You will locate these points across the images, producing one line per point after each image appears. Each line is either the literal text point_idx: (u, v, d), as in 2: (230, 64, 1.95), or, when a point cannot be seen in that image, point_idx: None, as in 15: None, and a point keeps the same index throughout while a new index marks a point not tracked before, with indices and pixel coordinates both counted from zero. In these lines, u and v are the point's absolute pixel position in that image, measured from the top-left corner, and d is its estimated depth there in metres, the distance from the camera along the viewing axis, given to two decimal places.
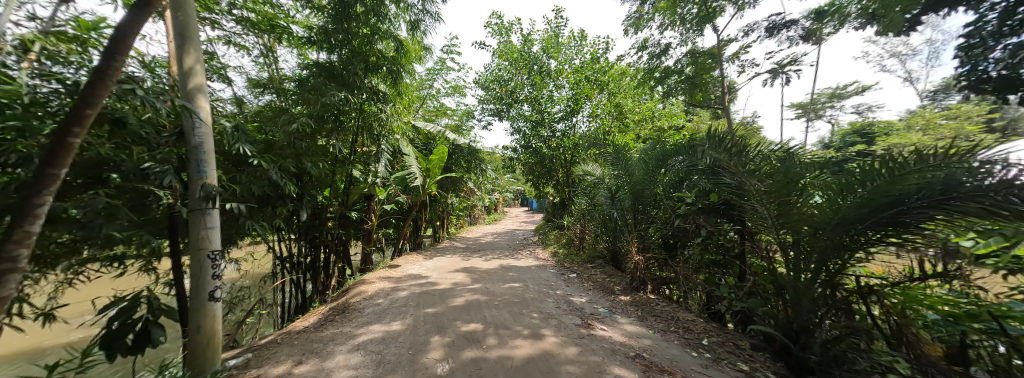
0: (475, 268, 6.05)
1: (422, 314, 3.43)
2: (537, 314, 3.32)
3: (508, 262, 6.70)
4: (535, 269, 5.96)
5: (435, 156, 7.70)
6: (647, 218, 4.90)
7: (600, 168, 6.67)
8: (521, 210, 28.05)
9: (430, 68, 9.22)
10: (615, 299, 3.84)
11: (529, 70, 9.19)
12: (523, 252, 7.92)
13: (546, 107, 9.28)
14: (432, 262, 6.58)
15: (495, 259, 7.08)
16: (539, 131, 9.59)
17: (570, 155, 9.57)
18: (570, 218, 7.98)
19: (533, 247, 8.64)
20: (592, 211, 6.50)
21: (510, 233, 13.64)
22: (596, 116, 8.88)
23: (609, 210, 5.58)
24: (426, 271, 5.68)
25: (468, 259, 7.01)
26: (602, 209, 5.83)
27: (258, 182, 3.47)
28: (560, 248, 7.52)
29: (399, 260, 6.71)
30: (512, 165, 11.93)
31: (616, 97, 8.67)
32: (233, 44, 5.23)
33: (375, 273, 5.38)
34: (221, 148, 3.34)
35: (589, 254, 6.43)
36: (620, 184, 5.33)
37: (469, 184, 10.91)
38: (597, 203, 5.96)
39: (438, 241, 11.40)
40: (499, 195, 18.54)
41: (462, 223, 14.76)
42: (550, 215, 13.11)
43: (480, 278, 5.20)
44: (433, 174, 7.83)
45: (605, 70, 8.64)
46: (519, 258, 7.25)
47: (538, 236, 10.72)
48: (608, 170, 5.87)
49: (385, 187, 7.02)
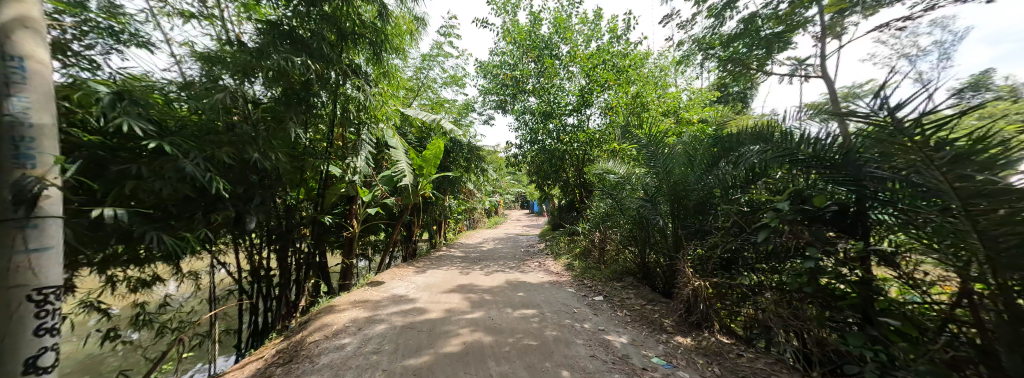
0: (476, 286, 5.03)
1: (399, 370, 2.39)
2: (568, 373, 2.31)
3: (514, 277, 5.67)
4: (549, 287, 4.94)
5: (429, 152, 6.66)
6: (693, 228, 3.88)
7: (624, 167, 5.67)
8: (522, 213, 27.03)
9: (426, 54, 8.20)
10: (669, 341, 2.83)
11: (537, 55, 8.15)
12: (530, 263, 6.90)
13: (555, 98, 8.25)
14: (423, 277, 5.54)
15: (499, 273, 6.05)
16: (547, 126, 8.57)
17: (582, 152, 8.52)
18: (585, 224, 6.97)
19: (541, 256, 7.61)
20: (614, 217, 5.48)
21: (513, 238, 12.61)
22: (612, 108, 7.85)
23: (641, 216, 4.56)
24: (414, 291, 4.64)
25: (467, 273, 5.97)
26: (631, 214, 4.81)
27: (165, 177, 2.47)
28: (574, 259, 6.49)
29: (385, 274, 5.69)
30: (516, 165, 10.89)
31: (635, 86, 7.66)
32: (179, 11, 4.20)
33: (349, 295, 4.33)
34: (108, 130, 2.30)
35: (612, 268, 5.39)
36: (657, 184, 4.30)
37: (469, 185, 9.90)
38: (624, 207, 4.94)
39: (435, 247, 10.36)
40: (500, 197, 17.55)
41: (461, 227, 13.76)
42: (557, 219, 12.08)
43: (482, 301, 4.17)
44: (426, 173, 6.79)
45: (624, 55, 7.60)
46: (527, 270, 6.24)
47: (544, 244, 9.64)
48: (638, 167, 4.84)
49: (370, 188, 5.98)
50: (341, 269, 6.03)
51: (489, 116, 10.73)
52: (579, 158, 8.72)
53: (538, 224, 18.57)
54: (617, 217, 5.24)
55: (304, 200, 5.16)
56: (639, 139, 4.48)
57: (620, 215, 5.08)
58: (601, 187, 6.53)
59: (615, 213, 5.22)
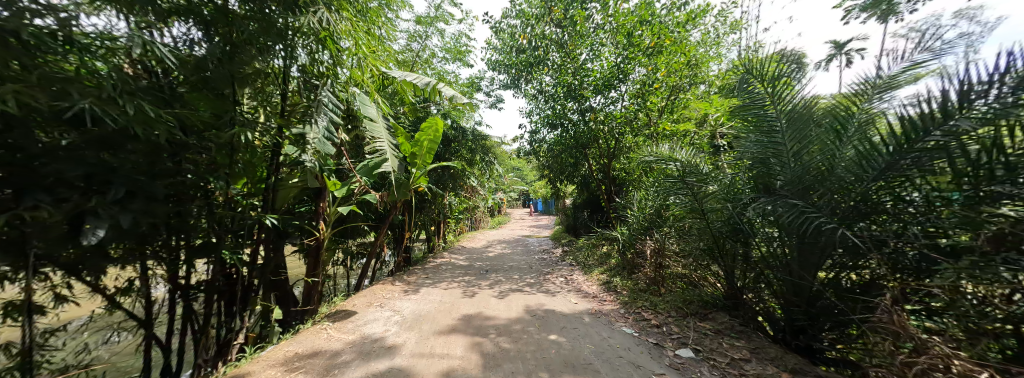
0: (487, 319, 3.52)
1: None
2: None
3: (541, 303, 4.15)
4: (596, 323, 3.43)
5: (425, 134, 5.10)
6: (855, 243, 2.36)
7: (696, 153, 4.14)
8: (527, 213, 25.47)
9: (423, 17, 6.67)
10: None
11: (560, 18, 6.60)
12: (554, 279, 5.37)
13: (582, 72, 6.72)
14: (411, 302, 4.02)
15: (517, 295, 4.55)
16: (572, 106, 7.08)
17: (613, 140, 6.99)
18: (626, 230, 5.45)
19: (566, 269, 6.07)
20: (681, 224, 3.95)
21: (523, 241, 11.03)
22: (653, 82, 6.30)
23: (747, 220, 3.07)
24: (395, 332, 3.14)
25: (472, 295, 4.45)
26: (725, 216, 3.30)
27: None
28: (614, 276, 4.96)
29: (362, 297, 4.18)
30: (529, 157, 9.33)
31: (687, 54, 6.10)
32: None
33: (295, 343, 2.83)
34: None
35: (677, 295, 3.86)
36: (784, 168, 2.74)
37: (473, 181, 8.37)
38: (708, 207, 3.41)
39: (434, 253, 8.79)
40: (505, 195, 15.94)
41: (462, 228, 12.22)
42: (574, 220, 10.50)
43: (503, 356, 2.68)
44: (422, 162, 5.27)
45: (671, 12, 6.02)
46: (554, 290, 4.72)
47: (563, 252, 8.06)
48: (737, 145, 3.28)
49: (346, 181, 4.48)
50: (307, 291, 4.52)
51: (499, 99, 9.17)
52: (611, 146, 7.14)
53: (547, 224, 16.94)
54: (691, 219, 3.71)
55: (250, 197, 3.68)
56: (752, 101, 2.91)
57: (698, 217, 3.56)
58: (654, 182, 4.99)
59: (689, 214, 3.69)
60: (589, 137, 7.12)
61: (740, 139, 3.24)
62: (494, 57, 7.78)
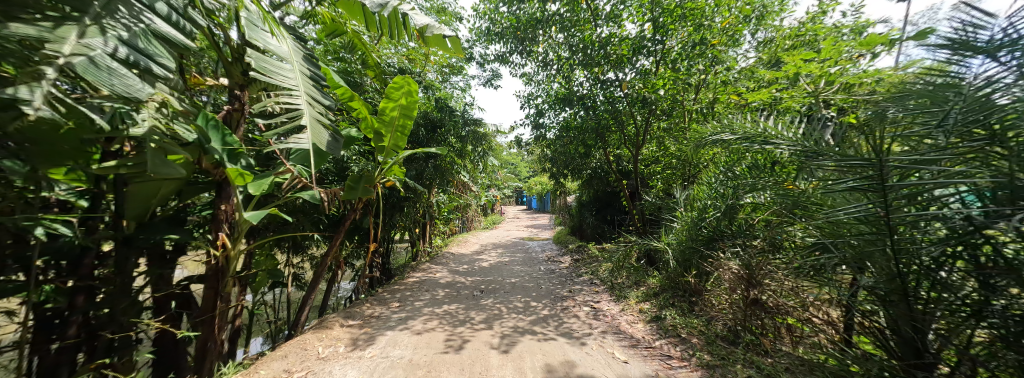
0: None
1: None
2: None
3: (569, 362, 2.63)
4: None
5: (395, 100, 3.46)
6: None
7: (816, 130, 2.63)
8: (522, 211, 24.03)
9: None
10: None
11: None
12: (577, 308, 3.90)
13: (601, 32, 5.26)
14: (356, 371, 2.48)
15: (528, 341, 3.01)
16: (589, 77, 5.57)
17: (639, 123, 5.54)
18: (679, 240, 3.97)
19: (587, 291, 4.59)
20: (802, 245, 2.52)
21: (522, 246, 9.45)
22: (696, 45, 4.82)
23: (1010, 234, 1.47)
24: None
25: (459, 346, 2.89)
26: (950, 230, 1.68)
27: None
28: (663, 310, 3.50)
29: (281, 358, 2.64)
30: (532, 147, 7.79)
31: (744, 3, 4.65)
32: None
33: None
34: None
35: (792, 358, 2.45)
36: None
37: (464, 175, 6.78)
38: (895, 218, 1.81)
39: (417, 262, 7.24)
40: (501, 192, 14.36)
41: (453, 230, 10.71)
42: (582, 221, 9.03)
43: None
44: (394, 142, 3.66)
45: None
46: (580, 331, 3.26)
47: (576, 262, 6.55)
48: (945, 94, 1.71)
49: (274, 174, 2.77)
50: (194, 354, 2.64)
51: (495, 77, 7.59)
52: (636, 131, 5.69)
53: (544, 225, 15.46)
54: (851, 232, 2.08)
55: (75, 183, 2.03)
56: None
57: (875, 232, 1.92)
58: (729, 172, 3.50)
59: (847, 222, 2.06)
60: (608, 120, 5.65)
61: (960, 81, 1.68)
62: (489, 18, 6.18)
